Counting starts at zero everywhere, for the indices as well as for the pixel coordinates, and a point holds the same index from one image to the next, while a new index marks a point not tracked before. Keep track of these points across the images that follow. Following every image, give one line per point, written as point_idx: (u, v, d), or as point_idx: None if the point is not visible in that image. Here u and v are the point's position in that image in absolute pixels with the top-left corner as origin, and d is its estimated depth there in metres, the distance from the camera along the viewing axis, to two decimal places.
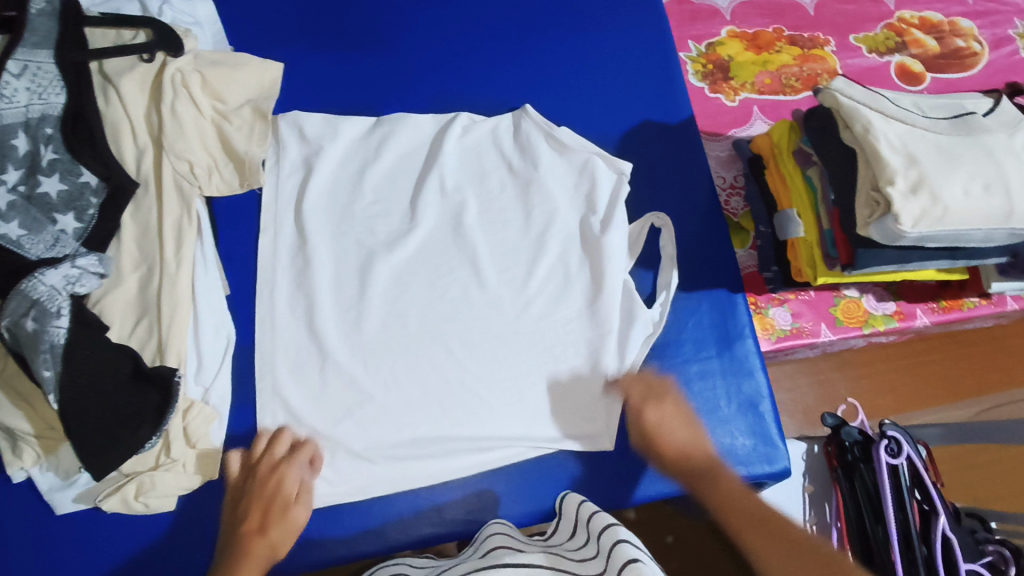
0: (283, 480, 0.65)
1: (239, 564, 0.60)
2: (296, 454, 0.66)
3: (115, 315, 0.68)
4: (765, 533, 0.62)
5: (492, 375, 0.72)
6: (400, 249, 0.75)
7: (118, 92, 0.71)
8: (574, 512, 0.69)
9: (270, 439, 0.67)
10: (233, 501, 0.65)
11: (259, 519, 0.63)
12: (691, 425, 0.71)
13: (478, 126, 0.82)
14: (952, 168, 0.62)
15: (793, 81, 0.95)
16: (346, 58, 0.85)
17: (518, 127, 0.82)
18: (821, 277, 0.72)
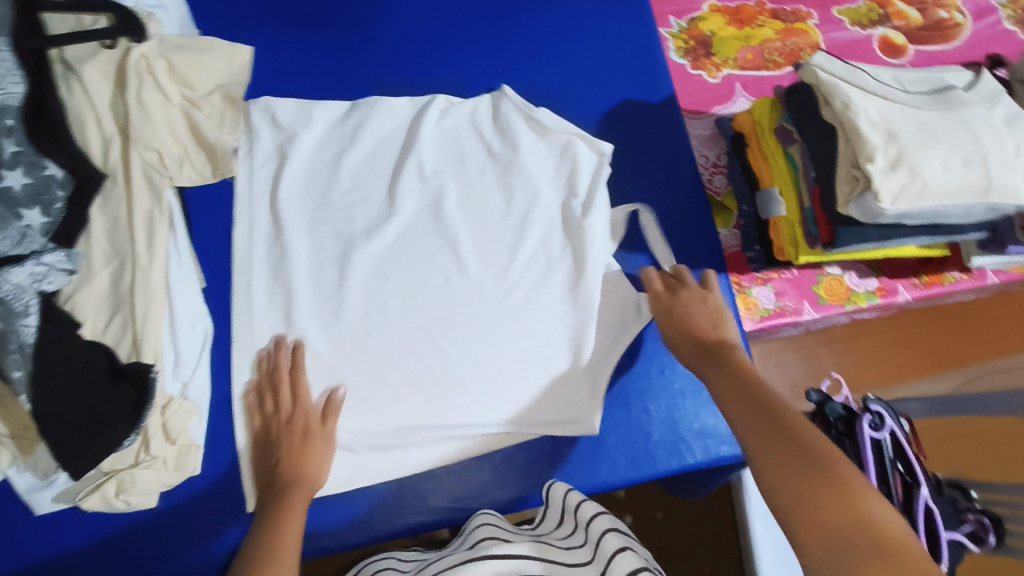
0: (304, 423, 0.66)
1: (281, 510, 0.60)
2: (303, 392, 0.67)
3: (88, 310, 0.66)
4: (756, 409, 0.57)
5: (478, 362, 0.71)
6: (380, 237, 0.74)
7: (81, 80, 0.68)
8: (561, 500, 0.70)
9: (278, 387, 0.68)
10: (263, 457, 0.66)
11: (291, 456, 0.64)
12: (717, 317, 0.70)
13: (456, 109, 0.80)
14: (932, 144, 0.61)
15: (775, 56, 0.93)
16: (318, 41, 0.83)
17: (496, 107, 0.81)
18: (803, 256, 0.72)
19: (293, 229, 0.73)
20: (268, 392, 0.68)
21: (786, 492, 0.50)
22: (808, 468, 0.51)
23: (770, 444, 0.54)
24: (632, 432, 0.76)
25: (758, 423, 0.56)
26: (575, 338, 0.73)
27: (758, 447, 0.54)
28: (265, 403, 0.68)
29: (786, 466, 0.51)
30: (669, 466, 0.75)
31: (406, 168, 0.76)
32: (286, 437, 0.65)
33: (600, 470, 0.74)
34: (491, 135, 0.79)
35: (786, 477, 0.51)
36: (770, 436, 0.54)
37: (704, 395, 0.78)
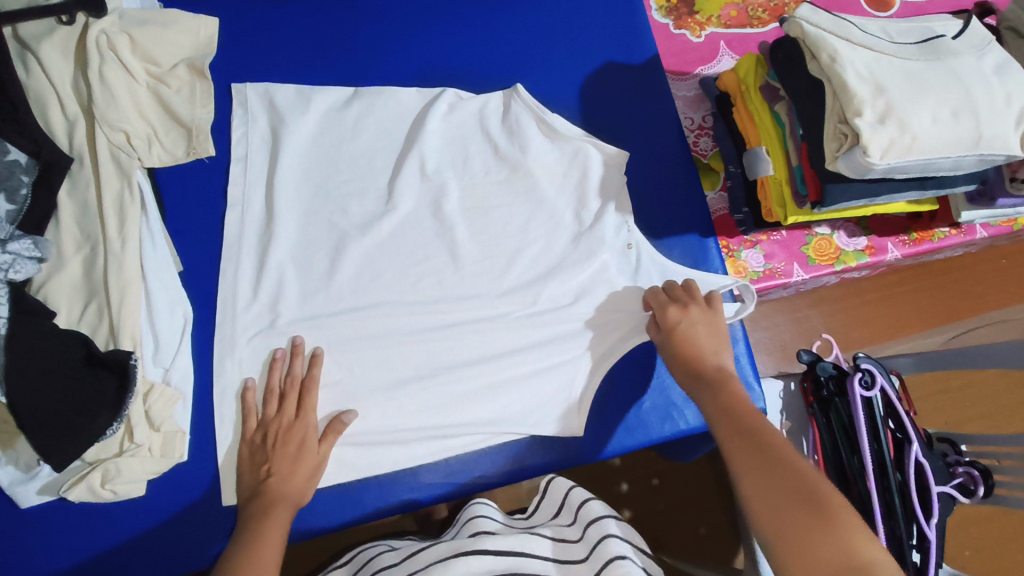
0: (301, 435, 0.64)
1: (257, 541, 0.58)
2: (308, 405, 0.65)
3: (62, 299, 0.66)
4: (754, 450, 0.55)
5: (462, 336, 0.71)
6: (371, 232, 0.72)
7: (39, 59, 0.68)
8: (562, 495, 0.72)
9: (280, 394, 0.66)
10: (250, 464, 0.64)
11: (282, 469, 0.62)
12: (711, 331, 0.67)
13: (465, 105, 0.77)
14: (922, 95, 0.59)
15: (759, 12, 0.91)
16: (286, 12, 0.80)
17: (508, 108, 0.77)
18: (791, 217, 0.71)
19: (279, 210, 0.71)
20: (270, 397, 0.65)
21: (788, 544, 0.49)
22: (809, 519, 0.49)
23: (769, 491, 0.52)
24: (624, 401, 0.75)
25: (754, 464, 0.54)
26: (556, 305, 0.74)
27: (755, 494, 0.53)
28: (265, 407, 0.65)
29: (784, 517, 0.50)
30: (662, 434, 0.74)
31: (386, 144, 0.75)
32: (280, 449, 0.63)
33: (587, 439, 0.73)
34: (472, 114, 0.77)
35: (783, 530, 0.49)
36: (766, 479, 0.53)
37: None
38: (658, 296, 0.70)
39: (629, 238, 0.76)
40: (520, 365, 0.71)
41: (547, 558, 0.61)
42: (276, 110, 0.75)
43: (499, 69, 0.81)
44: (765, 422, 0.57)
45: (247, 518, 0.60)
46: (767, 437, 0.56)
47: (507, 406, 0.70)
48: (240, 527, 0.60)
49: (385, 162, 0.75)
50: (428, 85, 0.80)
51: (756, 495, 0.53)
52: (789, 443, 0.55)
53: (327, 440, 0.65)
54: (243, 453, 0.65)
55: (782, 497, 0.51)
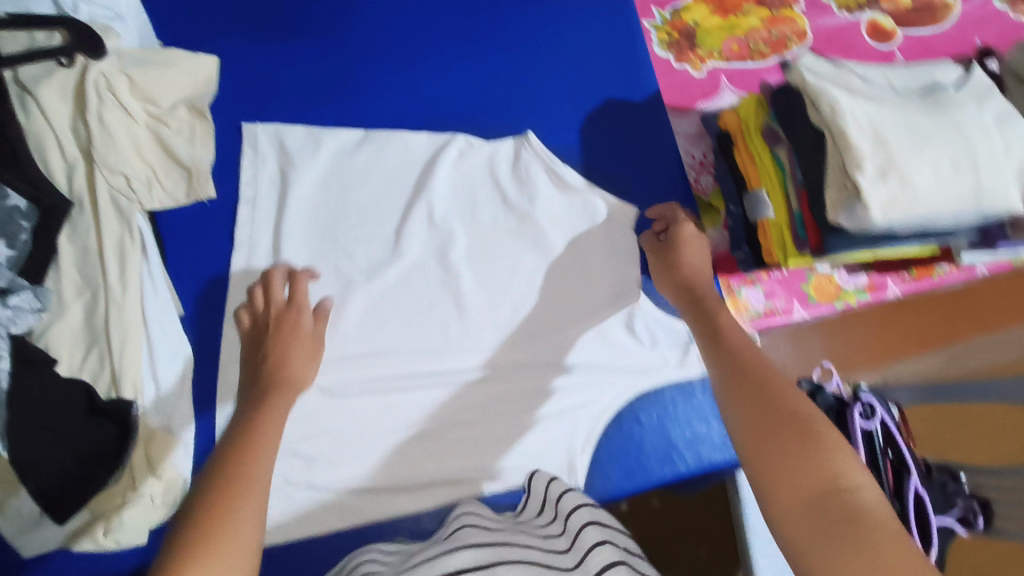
0: (295, 317, 0.64)
1: (259, 410, 0.55)
2: (298, 294, 0.65)
3: (63, 347, 0.65)
4: (749, 367, 0.54)
5: (464, 381, 0.72)
6: (374, 276, 0.73)
7: (39, 103, 0.68)
8: (543, 490, 0.66)
9: (266, 288, 0.66)
10: (248, 352, 0.63)
11: (280, 351, 0.61)
12: (705, 262, 0.71)
13: (476, 151, 0.78)
14: (924, 148, 0.58)
15: (761, 46, 0.91)
16: (288, 49, 0.79)
17: (518, 157, 0.78)
18: (791, 261, 0.70)
19: (286, 252, 0.73)
20: (256, 296, 0.66)
21: (764, 460, 0.47)
22: (791, 433, 0.48)
23: (755, 407, 0.51)
24: (627, 445, 0.75)
25: (747, 389, 0.52)
26: (557, 349, 0.74)
27: (743, 414, 0.51)
28: (254, 305, 0.66)
29: (767, 435, 0.48)
30: (664, 477, 0.74)
31: (391, 186, 0.76)
32: (274, 335, 0.62)
33: (593, 482, 0.73)
34: (479, 162, 0.78)
35: (762, 448, 0.48)
36: (758, 402, 0.51)
37: (697, 402, 0.76)
38: (672, 214, 0.74)
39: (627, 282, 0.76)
40: (520, 409, 0.72)
41: (530, 548, 0.55)
42: (286, 151, 0.76)
43: (499, 107, 0.81)
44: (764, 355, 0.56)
45: (244, 399, 0.57)
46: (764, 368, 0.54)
47: (508, 450, 0.71)
48: (241, 410, 0.56)
49: (393, 206, 0.76)
50: (429, 124, 0.80)
51: (744, 414, 0.51)
52: (785, 375, 0.54)
53: (319, 322, 0.65)
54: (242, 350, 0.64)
55: (772, 419, 0.49)
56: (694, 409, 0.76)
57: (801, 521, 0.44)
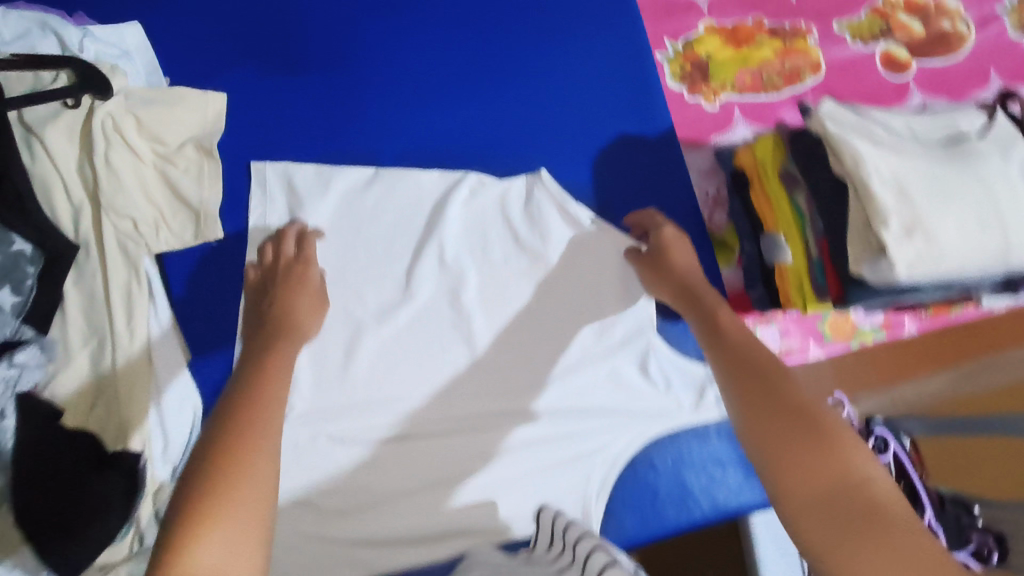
0: (302, 271, 0.67)
1: (270, 348, 0.57)
2: (305, 255, 0.68)
3: (68, 398, 0.64)
4: (753, 366, 0.54)
5: (477, 427, 0.71)
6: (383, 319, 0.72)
7: (45, 144, 0.66)
8: (550, 525, 0.63)
9: (276, 245, 0.69)
10: (255, 302, 0.65)
11: (287, 300, 0.64)
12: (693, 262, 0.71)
13: (487, 191, 0.76)
14: (950, 205, 0.58)
15: (775, 78, 0.89)
16: (295, 84, 0.78)
17: (529, 194, 0.77)
18: (810, 307, 0.70)
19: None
20: (266, 253, 0.69)
21: (774, 456, 0.47)
22: (801, 428, 0.47)
23: (762, 404, 0.50)
24: (642, 491, 0.74)
25: (753, 391, 0.52)
26: (571, 393, 0.73)
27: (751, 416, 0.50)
28: (263, 257, 0.69)
29: (775, 431, 0.48)
30: (680, 523, 0.73)
31: (402, 225, 0.75)
32: (282, 284, 0.66)
33: (608, 529, 0.72)
34: (491, 202, 0.76)
35: (772, 444, 0.47)
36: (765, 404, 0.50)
37: (711, 446, 0.76)
38: (651, 219, 0.74)
39: (642, 325, 0.75)
40: (532, 454, 0.71)
41: None
42: (294, 191, 0.75)
43: (510, 144, 0.80)
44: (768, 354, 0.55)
45: (253, 342, 0.59)
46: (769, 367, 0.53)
47: (521, 498, 0.70)
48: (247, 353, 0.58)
49: (404, 245, 0.74)
50: (439, 162, 0.78)
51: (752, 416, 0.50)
52: (792, 374, 0.53)
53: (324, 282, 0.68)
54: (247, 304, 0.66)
55: (780, 420, 0.49)
56: (710, 454, 0.75)
57: (814, 519, 0.43)
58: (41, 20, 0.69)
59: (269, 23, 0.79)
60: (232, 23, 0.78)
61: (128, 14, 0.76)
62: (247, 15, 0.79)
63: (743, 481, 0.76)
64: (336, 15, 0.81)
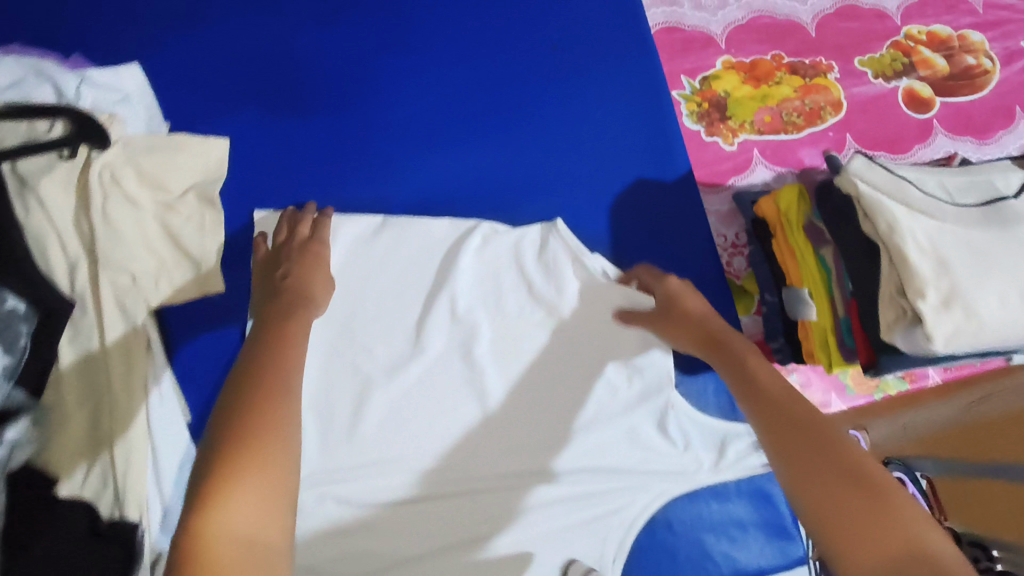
0: (316, 249, 0.67)
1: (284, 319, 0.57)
2: (320, 233, 0.68)
3: (66, 460, 0.60)
4: (792, 417, 0.50)
5: (491, 488, 0.68)
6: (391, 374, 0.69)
7: (39, 197, 0.61)
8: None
9: (292, 225, 0.69)
10: (266, 278, 0.65)
11: (302, 273, 0.64)
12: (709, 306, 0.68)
13: (500, 238, 0.73)
14: (989, 276, 0.55)
15: (795, 117, 0.87)
16: (302, 127, 0.75)
17: (545, 245, 0.73)
18: (836, 366, 0.67)
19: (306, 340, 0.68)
20: (280, 229, 0.69)
21: (830, 522, 0.43)
22: (854, 488, 0.43)
23: (808, 460, 0.46)
24: (659, 552, 0.72)
25: (793, 445, 0.48)
26: (588, 451, 0.70)
27: (798, 475, 0.46)
28: (275, 238, 0.69)
29: (827, 491, 0.44)
30: None
31: (412, 275, 0.72)
32: (297, 260, 0.65)
33: None
34: (506, 251, 0.73)
35: (826, 508, 0.43)
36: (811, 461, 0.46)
37: (729, 502, 0.74)
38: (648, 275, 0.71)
39: (660, 377, 0.72)
40: (550, 520, 0.68)
41: None
42: None
43: (524, 188, 0.77)
44: (805, 402, 0.51)
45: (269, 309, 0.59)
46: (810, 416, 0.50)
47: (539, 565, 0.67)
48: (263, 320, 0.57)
49: (413, 296, 0.71)
50: (450, 209, 0.75)
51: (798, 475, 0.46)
52: (836, 425, 0.49)
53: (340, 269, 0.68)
54: (257, 282, 0.66)
55: (831, 479, 0.44)
56: (727, 513, 0.74)
57: None
58: (35, 67, 0.66)
59: (273, 63, 0.76)
60: (235, 63, 0.75)
61: (128, 56, 0.73)
62: (252, 54, 0.76)
63: (762, 540, 0.74)
64: (345, 54, 0.78)
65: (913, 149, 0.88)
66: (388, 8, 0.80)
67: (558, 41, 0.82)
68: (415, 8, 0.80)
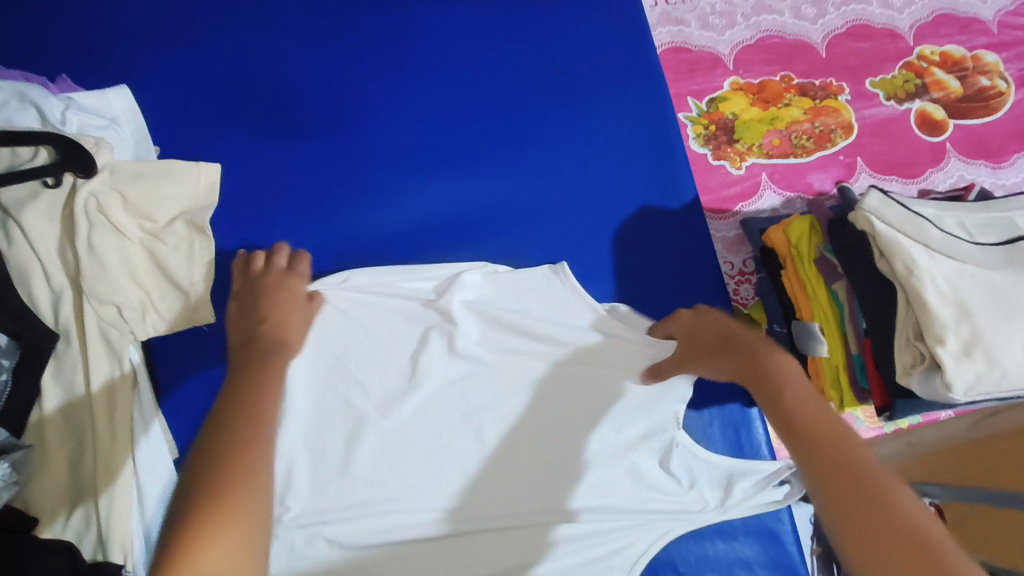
0: (295, 287, 0.61)
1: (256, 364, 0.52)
2: (300, 269, 0.63)
3: (45, 504, 0.58)
4: (849, 479, 0.40)
5: (487, 529, 0.67)
6: (382, 412, 0.66)
7: (22, 229, 0.59)
8: None
9: (269, 254, 0.64)
10: (241, 313, 0.59)
11: (280, 318, 0.58)
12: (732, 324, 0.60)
13: (504, 279, 0.69)
14: (1015, 323, 0.55)
15: (804, 140, 0.84)
16: (297, 151, 0.73)
17: (551, 286, 0.69)
18: (849, 406, 0.66)
19: (297, 376, 0.65)
20: (256, 257, 0.63)
21: None
22: None
23: (875, 548, 0.37)
24: None
25: (854, 523, 0.38)
26: (589, 490, 0.68)
27: (849, 529, 0.38)
28: (252, 262, 0.63)
29: None
30: None
31: None
32: (273, 300, 0.59)
33: None
34: (505, 292, 0.69)
35: None
36: (867, 514, 0.38)
37: (733, 541, 0.71)
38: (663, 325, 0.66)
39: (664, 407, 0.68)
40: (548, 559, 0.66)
41: None
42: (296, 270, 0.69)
43: (524, 217, 0.75)
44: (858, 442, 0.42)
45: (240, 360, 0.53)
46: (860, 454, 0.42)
47: None
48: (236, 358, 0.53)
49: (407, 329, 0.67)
50: (447, 240, 0.73)
51: (850, 531, 0.38)
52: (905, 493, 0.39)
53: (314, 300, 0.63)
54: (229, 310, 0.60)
55: (894, 558, 0.36)
56: (734, 554, 0.71)
57: None
58: (18, 90, 0.61)
59: (268, 84, 0.74)
60: (228, 86, 0.73)
61: (117, 78, 0.71)
62: (246, 74, 0.74)
63: None
64: (342, 75, 0.76)
65: (925, 173, 0.85)
66: (386, 29, 0.78)
67: (563, 62, 0.80)
68: (414, 30, 0.78)
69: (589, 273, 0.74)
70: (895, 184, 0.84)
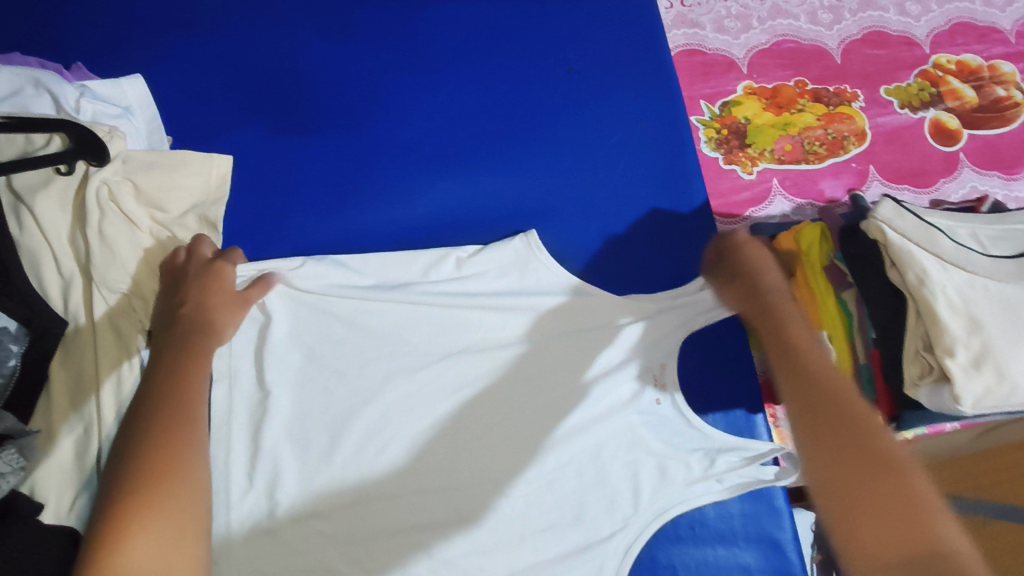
0: (220, 271, 0.61)
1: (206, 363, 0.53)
2: (232, 254, 0.64)
3: (50, 490, 0.56)
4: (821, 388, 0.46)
5: (485, 523, 0.63)
6: (375, 401, 0.64)
7: (34, 214, 0.59)
8: None
9: (191, 247, 0.63)
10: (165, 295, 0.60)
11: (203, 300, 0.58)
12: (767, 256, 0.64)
13: (470, 267, 0.69)
14: None
15: (817, 146, 0.84)
16: (307, 144, 0.73)
17: (530, 253, 0.70)
18: None
19: (272, 377, 0.63)
20: (177, 252, 0.63)
21: (848, 503, 0.41)
22: (880, 478, 0.41)
23: (833, 442, 0.43)
24: None
25: (820, 419, 0.45)
26: (595, 488, 0.65)
27: (812, 425, 0.45)
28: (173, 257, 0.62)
29: (853, 477, 0.41)
30: None
31: None
32: (195, 283, 0.59)
33: None
34: (472, 281, 0.68)
35: (847, 491, 0.41)
36: (831, 418, 0.44)
37: (733, 545, 0.71)
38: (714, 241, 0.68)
39: (660, 395, 0.68)
40: (545, 550, 0.63)
41: None
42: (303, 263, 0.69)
43: (532, 216, 0.74)
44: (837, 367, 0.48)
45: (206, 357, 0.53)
46: (835, 376, 0.47)
47: None
48: (184, 367, 0.51)
49: (385, 322, 0.66)
50: (458, 236, 0.73)
51: (812, 426, 0.45)
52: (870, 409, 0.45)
53: (254, 288, 0.62)
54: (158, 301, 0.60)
55: (850, 449, 0.42)
56: (735, 558, 0.71)
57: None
58: (33, 78, 0.62)
59: (282, 76, 0.74)
60: (242, 77, 0.73)
61: (133, 68, 0.71)
62: (261, 65, 0.74)
63: None
64: (356, 70, 0.76)
65: (938, 182, 0.84)
66: (399, 25, 0.78)
67: (576, 61, 0.80)
68: (428, 25, 0.78)
69: (597, 273, 0.73)
70: (907, 193, 0.84)
